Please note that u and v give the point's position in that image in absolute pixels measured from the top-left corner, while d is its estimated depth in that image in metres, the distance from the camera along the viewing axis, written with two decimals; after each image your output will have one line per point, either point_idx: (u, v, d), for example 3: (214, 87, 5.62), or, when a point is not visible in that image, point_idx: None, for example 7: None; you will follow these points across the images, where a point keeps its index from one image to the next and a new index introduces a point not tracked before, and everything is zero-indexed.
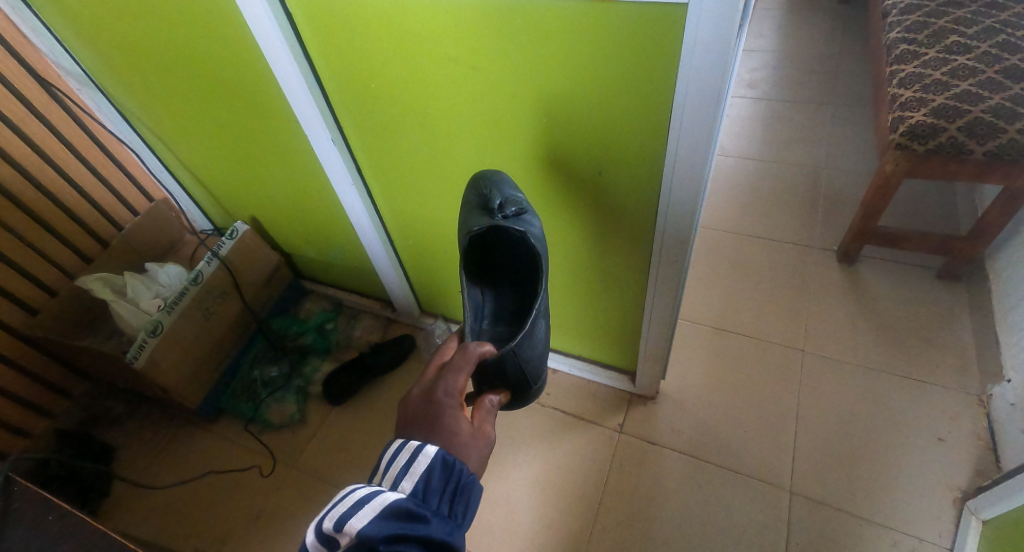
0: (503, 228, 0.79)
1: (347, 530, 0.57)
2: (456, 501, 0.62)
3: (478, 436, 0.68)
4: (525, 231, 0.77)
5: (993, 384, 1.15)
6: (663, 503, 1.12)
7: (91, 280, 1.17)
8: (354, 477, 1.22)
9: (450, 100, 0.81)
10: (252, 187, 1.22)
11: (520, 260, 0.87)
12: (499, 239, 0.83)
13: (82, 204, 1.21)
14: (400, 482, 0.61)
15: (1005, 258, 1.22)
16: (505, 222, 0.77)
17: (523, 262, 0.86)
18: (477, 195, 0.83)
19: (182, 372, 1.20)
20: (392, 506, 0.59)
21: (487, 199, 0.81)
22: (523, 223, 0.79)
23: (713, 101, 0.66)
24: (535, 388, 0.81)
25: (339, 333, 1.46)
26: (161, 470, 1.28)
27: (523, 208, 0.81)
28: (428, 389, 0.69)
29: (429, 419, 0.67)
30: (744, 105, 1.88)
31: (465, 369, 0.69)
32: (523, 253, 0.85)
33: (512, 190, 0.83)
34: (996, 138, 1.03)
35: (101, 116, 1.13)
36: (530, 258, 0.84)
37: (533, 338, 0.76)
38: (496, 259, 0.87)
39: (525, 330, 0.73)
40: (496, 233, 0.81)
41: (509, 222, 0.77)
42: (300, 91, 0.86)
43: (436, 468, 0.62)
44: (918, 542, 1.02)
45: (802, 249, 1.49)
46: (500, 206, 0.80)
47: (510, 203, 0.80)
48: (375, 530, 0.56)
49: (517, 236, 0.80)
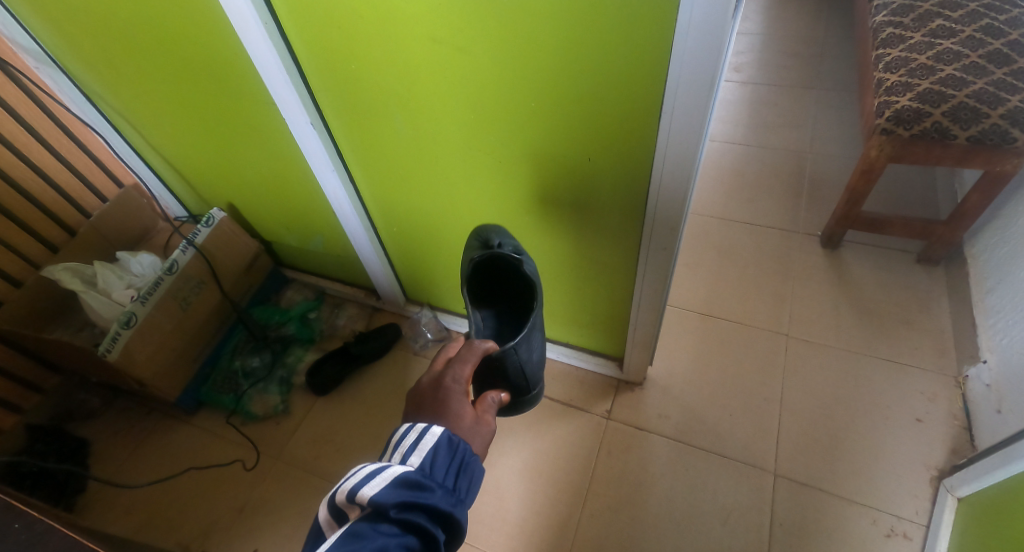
0: (501, 261, 0.81)
1: (358, 499, 0.56)
2: (460, 477, 0.61)
3: (479, 424, 0.67)
4: (520, 260, 0.79)
5: (969, 366, 1.17)
6: (650, 487, 1.12)
7: (59, 270, 1.11)
8: (339, 468, 1.20)
9: (436, 85, 0.79)
10: (229, 172, 1.18)
11: (520, 297, 0.86)
12: (501, 277, 0.85)
13: (46, 192, 1.16)
14: (408, 457, 0.60)
15: (983, 241, 1.23)
16: (503, 253, 0.80)
17: (522, 297, 0.86)
18: (478, 238, 0.86)
19: (158, 365, 1.16)
20: (401, 477, 0.58)
21: (487, 239, 0.84)
22: (520, 256, 0.80)
23: (707, 83, 0.64)
24: (531, 396, 0.84)
25: (323, 322, 1.43)
26: (136, 467, 1.25)
27: (520, 250, 0.82)
28: (435, 377, 0.69)
29: (436, 404, 0.67)
30: (730, 88, 1.87)
31: (471, 359, 0.69)
32: (523, 292, 0.85)
33: (511, 237, 0.86)
34: (979, 123, 1.04)
35: (64, 97, 1.08)
36: (527, 290, 0.83)
37: (531, 343, 0.78)
38: (497, 292, 0.87)
39: (524, 333, 0.74)
40: (496, 270, 0.83)
41: (506, 252, 0.80)
42: (276, 73, 0.83)
43: (443, 446, 0.61)
44: (897, 520, 1.04)
45: (787, 233, 1.50)
46: (498, 244, 0.82)
47: (508, 244, 0.82)
48: (386, 497, 0.55)
49: (514, 270, 0.82)
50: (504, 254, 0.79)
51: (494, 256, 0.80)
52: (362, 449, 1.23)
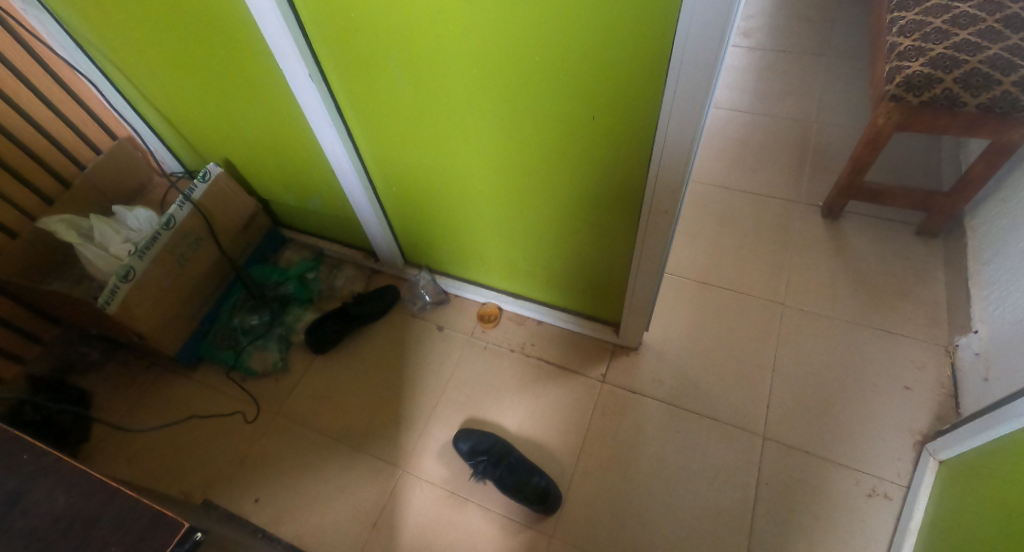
0: (481, 447, 1.14)
1: None
2: None
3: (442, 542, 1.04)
4: (482, 435, 1.16)
5: (961, 336, 1.18)
6: (641, 448, 1.15)
7: (54, 222, 1.10)
8: (336, 424, 1.23)
9: (438, 35, 0.76)
10: (225, 127, 1.15)
11: (513, 462, 1.11)
12: (496, 458, 1.12)
13: (39, 141, 1.14)
14: None
15: (984, 213, 1.23)
16: (476, 443, 1.15)
17: (516, 461, 1.11)
18: (472, 455, 1.14)
19: (157, 319, 1.16)
20: None
21: (473, 449, 1.14)
22: (484, 440, 1.15)
23: (716, 38, 0.62)
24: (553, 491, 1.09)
25: (321, 283, 1.43)
26: (140, 416, 1.27)
27: (482, 440, 1.15)
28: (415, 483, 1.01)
29: None
30: (738, 54, 1.84)
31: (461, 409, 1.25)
32: (509, 453, 1.13)
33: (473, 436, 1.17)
34: (990, 90, 1.02)
35: (51, 41, 1.05)
36: (510, 459, 1.11)
37: (525, 466, 1.10)
38: (505, 464, 1.11)
39: (513, 455, 1.12)
40: (492, 459, 1.12)
41: (473, 438, 1.15)
42: (273, 21, 0.80)
43: None
44: (879, 482, 1.07)
45: (788, 203, 1.49)
46: (472, 444, 1.15)
47: (476, 443, 1.15)
48: None
49: (490, 444, 1.14)
50: (474, 436, 1.16)
51: (472, 445, 1.15)
52: (361, 407, 1.25)
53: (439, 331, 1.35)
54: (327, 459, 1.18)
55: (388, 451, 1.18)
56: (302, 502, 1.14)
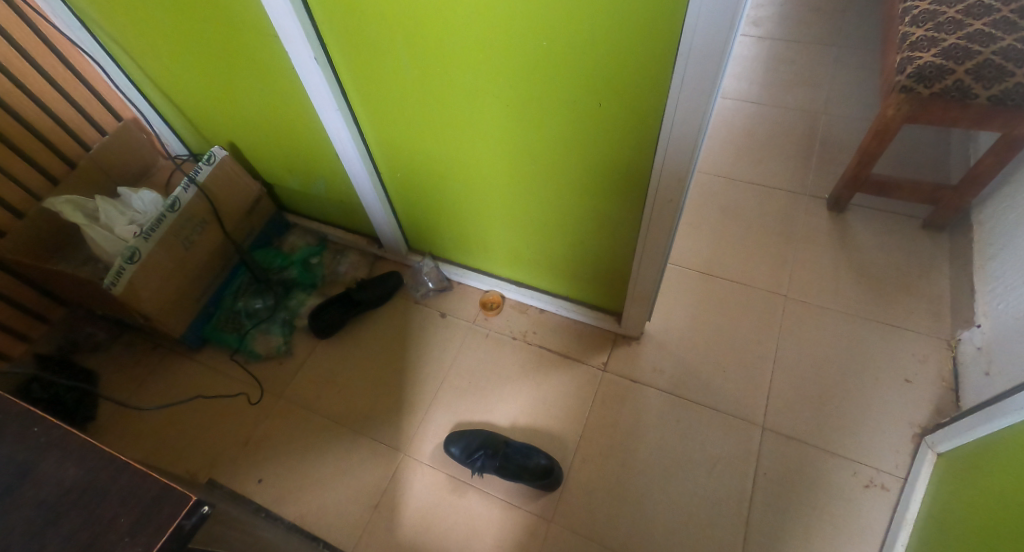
0: (473, 446, 1.13)
1: None
2: None
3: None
4: (470, 436, 1.14)
5: (963, 330, 1.17)
6: (640, 437, 1.15)
7: (61, 203, 1.10)
8: (339, 407, 1.24)
9: (446, 17, 0.75)
10: (230, 109, 1.15)
11: (509, 452, 1.11)
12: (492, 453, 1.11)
13: (44, 121, 1.14)
14: None
15: (992, 207, 1.22)
16: (467, 444, 1.13)
17: (511, 450, 1.11)
18: (466, 456, 1.12)
19: (162, 301, 1.17)
20: None
21: (466, 451, 1.12)
22: (473, 439, 1.14)
23: (726, 24, 0.61)
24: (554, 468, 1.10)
25: (324, 268, 1.43)
26: (146, 396, 1.28)
27: (471, 440, 1.14)
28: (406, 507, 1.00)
29: None
30: (747, 44, 1.82)
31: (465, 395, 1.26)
32: (504, 444, 1.12)
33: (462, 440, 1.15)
34: (1002, 82, 1.01)
35: (56, 20, 1.04)
36: (505, 451, 1.11)
37: (520, 451, 1.11)
38: (503, 456, 1.10)
39: (507, 445, 1.12)
40: (489, 455, 1.11)
41: (462, 442, 1.14)
42: (279, 3, 0.79)
43: None
44: (877, 474, 1.07)
45: (793, 194, 1.48)
46: (463, 447, 1.13)
47: (467, 444, 1.13)
48: None
49: (482, 442, 1.13)
50: (463, 439, 1.14)
51: (462, 447, 1.13)
52: (363, 392, 1.25)
53: (442, 318, 1.35)
54: (329, 442, 1.20)
55: (390, 435, 1.20)
56: (305, 484, 1.15)
